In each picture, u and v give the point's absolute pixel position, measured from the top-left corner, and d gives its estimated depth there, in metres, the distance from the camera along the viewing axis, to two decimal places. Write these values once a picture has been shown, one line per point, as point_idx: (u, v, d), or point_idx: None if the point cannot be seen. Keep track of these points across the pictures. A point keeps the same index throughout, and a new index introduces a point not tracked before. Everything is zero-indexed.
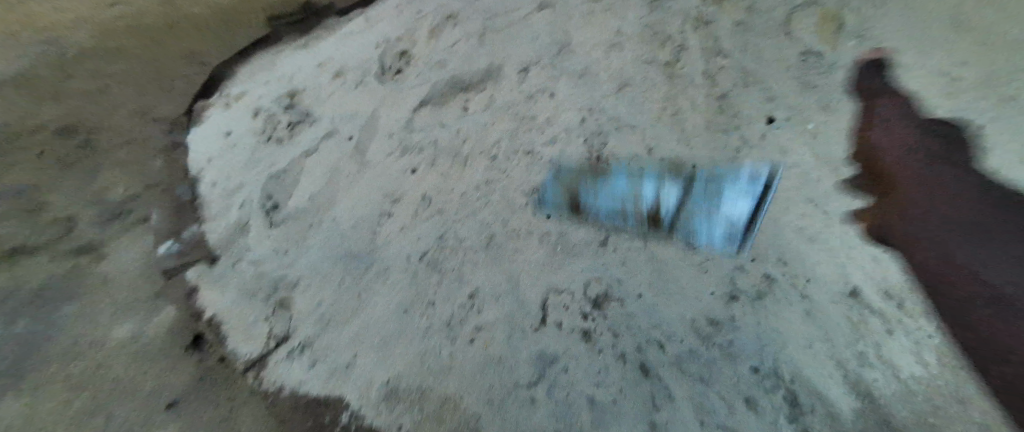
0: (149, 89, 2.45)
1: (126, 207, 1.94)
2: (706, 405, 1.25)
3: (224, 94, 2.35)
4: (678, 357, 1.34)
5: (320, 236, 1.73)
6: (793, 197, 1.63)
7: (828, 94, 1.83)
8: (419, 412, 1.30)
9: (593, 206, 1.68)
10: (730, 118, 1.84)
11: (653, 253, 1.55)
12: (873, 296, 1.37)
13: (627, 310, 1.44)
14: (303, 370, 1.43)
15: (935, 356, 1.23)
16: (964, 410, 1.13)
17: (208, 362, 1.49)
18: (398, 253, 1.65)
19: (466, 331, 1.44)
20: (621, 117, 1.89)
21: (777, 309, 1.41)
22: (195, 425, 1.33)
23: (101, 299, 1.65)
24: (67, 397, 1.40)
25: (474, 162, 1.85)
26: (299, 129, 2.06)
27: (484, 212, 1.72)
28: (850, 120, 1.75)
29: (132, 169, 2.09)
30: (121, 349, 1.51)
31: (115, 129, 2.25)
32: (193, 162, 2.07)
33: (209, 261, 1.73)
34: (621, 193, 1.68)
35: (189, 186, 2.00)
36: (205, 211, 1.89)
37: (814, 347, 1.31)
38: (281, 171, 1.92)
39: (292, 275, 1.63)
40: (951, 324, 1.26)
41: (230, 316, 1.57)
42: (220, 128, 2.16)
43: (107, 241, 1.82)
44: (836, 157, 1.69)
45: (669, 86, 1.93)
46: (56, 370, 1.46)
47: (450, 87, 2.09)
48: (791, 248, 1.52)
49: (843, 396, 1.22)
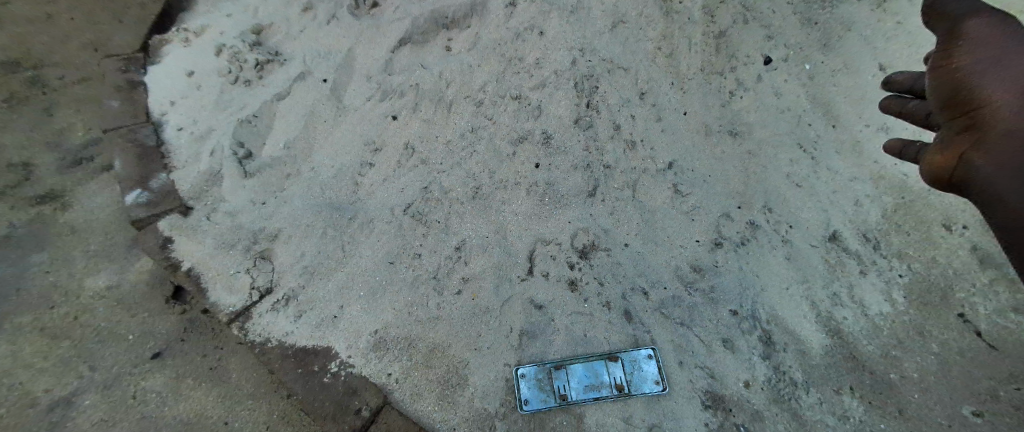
0: (100, 18, 2.21)
1: (87, 153, 1.83)
2: (685, 346, 1.30)
3: (182, 28, 2.13)
4: (661, 303, 1.37)
5: (299, 186, 1.67)
6: (785, 142, 1.60)
7: (829, 32, 1.74)
8: (408, 360, 1.32)
9: (564, 398, 1.23)
10: (727, 61, 1.75)
11: (642, 203, 1.53)
12: (851, 240, 1.43)
13: (614, 258, 1.45)
14: (291, 320, 1.41)
15: (899, 293, 1.34)
16: (921, 341, 1.26)
17: (193, 313, 1.49)
18: (383, 204, 1.61)
19: (454, 281, 1.44)
20: (613, 58, 1.79)
21: (759, 255, 1.43)
22: (186, 373, 1.36)
23: (75, 250, 1.60)
24: (54, 345, 1.39)
25: (459, 108, 1.77)
26: (269, 69, 1.92)
27: (470, 162, 1.67)
28: (847, 64, 1.68)
29: (88, 110, 1.94)
30: (99, 299, 1.50)
31: (61, 65, 2.05)
32: (154, 105, 1.92)
33: (182, 213, 1.63)
34: (587, 379, 1.25)
35: (152, 129, 1.84)
36: (173, 158, 1.78)
37: (792, 290, 1.37)
38: (252, 115, 1.81)
39: (272, 227, 1.58)
40: (914, 265, 1.37)
41: (210, 267, 1.50)
42: (181, 65, 2.00)
43: (73, 189, 1.74)
44: (833, 103, 1.64)
45: (666, 22, 1.82)
46: (35, 318, 1.45)
47: (432, 22, 1.93)
48: (777, 196, 1.52)
49: (816, 333, 1.30)
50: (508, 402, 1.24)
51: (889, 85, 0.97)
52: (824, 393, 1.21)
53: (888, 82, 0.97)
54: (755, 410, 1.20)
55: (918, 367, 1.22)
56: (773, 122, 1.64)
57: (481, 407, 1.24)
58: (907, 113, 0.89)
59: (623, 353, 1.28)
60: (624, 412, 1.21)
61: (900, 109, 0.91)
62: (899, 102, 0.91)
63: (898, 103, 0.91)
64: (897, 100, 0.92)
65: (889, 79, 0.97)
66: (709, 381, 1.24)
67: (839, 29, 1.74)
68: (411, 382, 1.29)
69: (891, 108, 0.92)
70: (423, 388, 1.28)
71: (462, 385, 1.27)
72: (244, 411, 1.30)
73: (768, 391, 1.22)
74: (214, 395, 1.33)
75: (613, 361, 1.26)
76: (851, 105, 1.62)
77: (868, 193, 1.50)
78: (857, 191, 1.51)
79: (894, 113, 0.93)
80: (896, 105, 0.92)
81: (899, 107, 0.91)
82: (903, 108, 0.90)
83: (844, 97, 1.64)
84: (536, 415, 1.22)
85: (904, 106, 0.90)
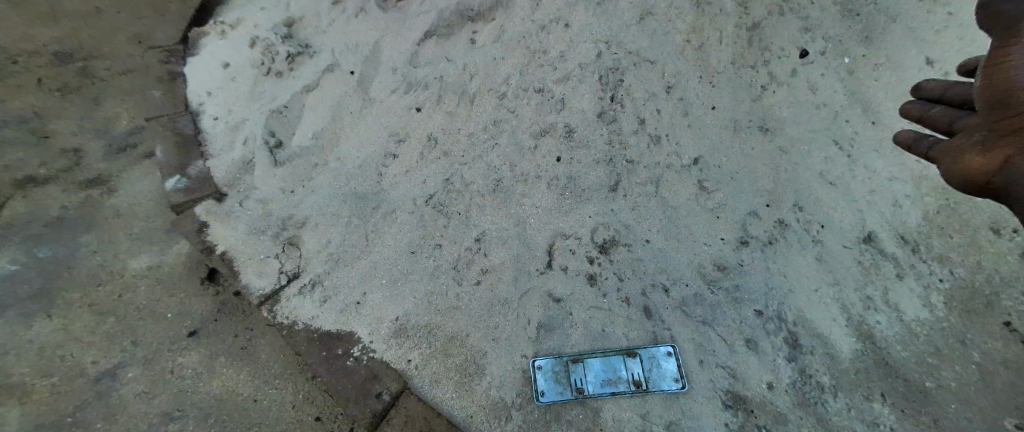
0: (143, 14, 2.33)
1: (131, 141, 1.93)
2: (707, 345, 1.28)
3: (220, 21, 2.22)
4: (683, 301, 1.35)
5: (326, 176, 1.71)
6: (818, 140, 1.54)
7: (872, 24, 1.65)
8: (427, 347, 1.35)
9: (580, 391, 1.23)
10: (759, 54, 1.69)
11: (665, 198, 1.51)
12: (887, 242, 1.37)
13: (634, 254, 1.43)
14: (316, 305, 1.46)
15: (939, 299, 1.27)
16: (961, 350, 1.19)
17: (225, 296, 1.55)
18: (405, 195, 1.64)
19: (474, 272, 1.45)
20: (640, 51, 1.76)
21: (787, 256, 1.39)
22: (218, 352, 1.43)
23: (119, 232, 1.70)
24: (102, 320, 1.48)
25: (482, 101, 1.78)
26: (299, 61, 1.98)
27: (491, 155, 1.67)
28: (890, 57, 1.59)
29: (132, 99, 2.04)
30: (141, 278, 1.59)
31: (107, 58, 2.17)
32: (193, 94, 2.02)
33: (217, 199, 1.72)
34: (603, 373, 1.25)
35: (190, 119, 1.94)
36: (209, 147, 1.87)
37: (821, 292, 1.32)
38: (283, 106, 1.87)
39: (300, 214, 1.64)
40: (957, 270, 1.30)
41: (241, 251, 1.58)
42: (218, 57, 2.08)
43: (118, 175, 1.85)
44: (872, 99, 1.56)
45: (696, 14, 1.77)
46: (84, 295, 1.54)
47: (458, 15, 1.94)
48: (810, 194, 1.47)
49: (846, 337, 1.25)
50: (523, 393, 1.25)
51: (920, 92, 1.00)
52: (852, 398, 1.17)
53: (919, 90, 1.01)
54: (778, 413, 1.17)
55: (958, 377, 1.16)
56: (807, 118, 1.58)
57: (498, 397, 1.25)
58: (927, 118, 0.92)
59: (641, 349, 1.27)
60: (641, 408, 1.20)
61: (920, 114, 0.94)
62: (921, 107, 0.95)
63: (919, 107, 0.94)
64: (919, 105, 0.95)
65: (921, 86, 1.00)
66: (730, 381, 1.22)
67: (883, 21, 1.65)
68: (430, 369, 1.32)
69: (911, 111, 0.96)
70: (442, 375, 1.30)
71: (480, 374, 1.29)
72: (271, 390, 1.35)
73: (793, 394, 1.19)
74: (244, 373, 1.39)
75: (631, 357, 1.26)
76: (893, 101, 1.54)
77: (908, 194, 1.42)
78: (895, 191, 1.43)
79: (913, 117, 0.96)
80: (916, 110, 0.95)
81: (919, 111, 0.94)
82: (923, 113, 0.93)
83: (887, 92, 1.56)
84: (551, 408, 1.23)
85: (924, 111, 0.93)
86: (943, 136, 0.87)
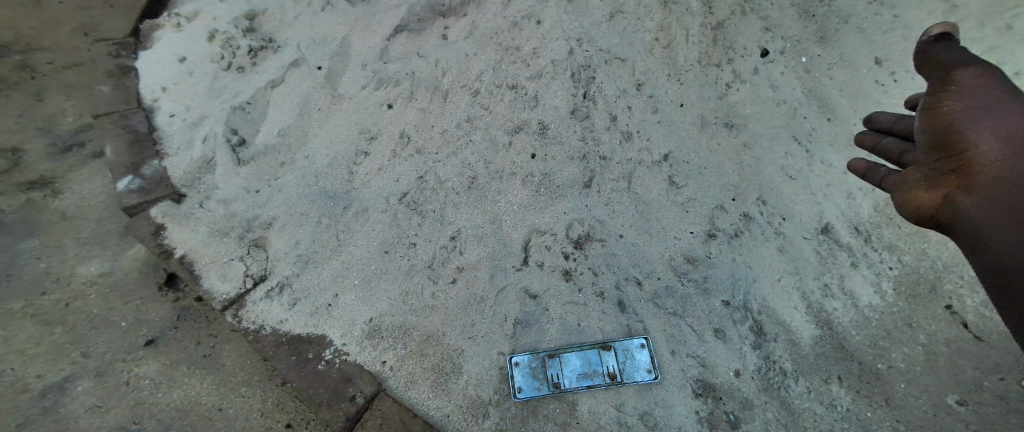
0: (88, 2, 2.19)
1: (78, 139, 1.82)
2: (678, 335, 1.31)
3: (174, 13, 2.08)
4: (655, 293, 1.38)
5: (294, 175, 1.65)
6: (779, 136, 1.61)
7: (827, 24, 1.72)
8: (403, 348, 1.33)
9: (557, 386, 1.24)
10: (724, 52, 1.75)
11: (638, 194, 1.54)
12: (842, 233, 1.45)
13: (608, 249, 1.46)
14: (285, 309, 1.40)
15: (888, 284, 1.36)
16: (908, 332, 1.28)
17: (186, 302, 1.49)
18: (378, 193, 1.60)
19: (449, 270, 1.44)
20: (611, 49, 1.78)
21: (752, 247, 1.45)
22: (179, 361, 1.36)
23: (66, 236, 1.59)
24: (47, 331, 1.38)
25: (455, 98, 1.76)
26: (262, 56, 1.90)
27: (465, 152, 1.66)
28: (843, 57, 1.67)
29: (77, 94, 1.92)
30: (91, 286, 1.49)
31: (51, 49, 2.04)
32: (145, 90, 1.89)
33: (175, 200, 1.61)
34: (579, 367, 1.26)
35: (144, 116, 1.81)
36: (165, 145, 1.76)
37: (783, 281, 1.39)
38: (246, 103, 1.79)
39: (267, 214, 1.58)
40: (904, 257, 1.39)
41: (202, 255, 1.49)
42: (173, 50, 1.96)
43: (63, 176, 1.73)
44: (828, 96, 1.64)
45: (664, 13, 1.81)
46: (25, 304, 1.43)
47: (428, 10, 1.91)
48: (772, 188, 1.53)
49: (806, 323, 1.32)
50: (501, 389, 1.25)
51: (872, 123, 0.99)
52: (812, 382, 1.23)
53: (871, 120, 1.00)
54: (744, 398, 1.22)
55: (905, 358, 1.24)
56: (768, 116, 1.65)
57: (475, 395, 1.25)
58: (881, 149, 0.93)
59: (616, 342, 1.29)
60: (616, 400, 1.22)
61: (873, 145, 0.95)
62: (874, 138, 0.96)
63: (873, 138, 0.96)
64: (872, 136, 0.97)
65: (873, 117, 0.99)
66: (700, 369, 1.26)
67: (836, 22, 1.72)
68: (405, 370, 1.30)
69: (865, 142, 0.97)
70: (418, 376, 1.28)
71: (457, 373, 1.28)
72: (238, 398, 1.30)
73: (758, 380, 1.24)
74: (207, 382, 1.32)
75: (606, 350, 1.28)
76: (846, 99, 1.63)
77: (861, 187, 1.50)
78: (849, 184, 1.51)
79: (868, 148, 0.97)
80: (870, 141, 0.97)
81: (873, 142, 0.95)
82: (876, 144, 0.95)
83: (840, 90, 1.64)
84: (529, 403, 1.23)
85: (878, 142, 0.94)
86: (895, 167, 0.89)
